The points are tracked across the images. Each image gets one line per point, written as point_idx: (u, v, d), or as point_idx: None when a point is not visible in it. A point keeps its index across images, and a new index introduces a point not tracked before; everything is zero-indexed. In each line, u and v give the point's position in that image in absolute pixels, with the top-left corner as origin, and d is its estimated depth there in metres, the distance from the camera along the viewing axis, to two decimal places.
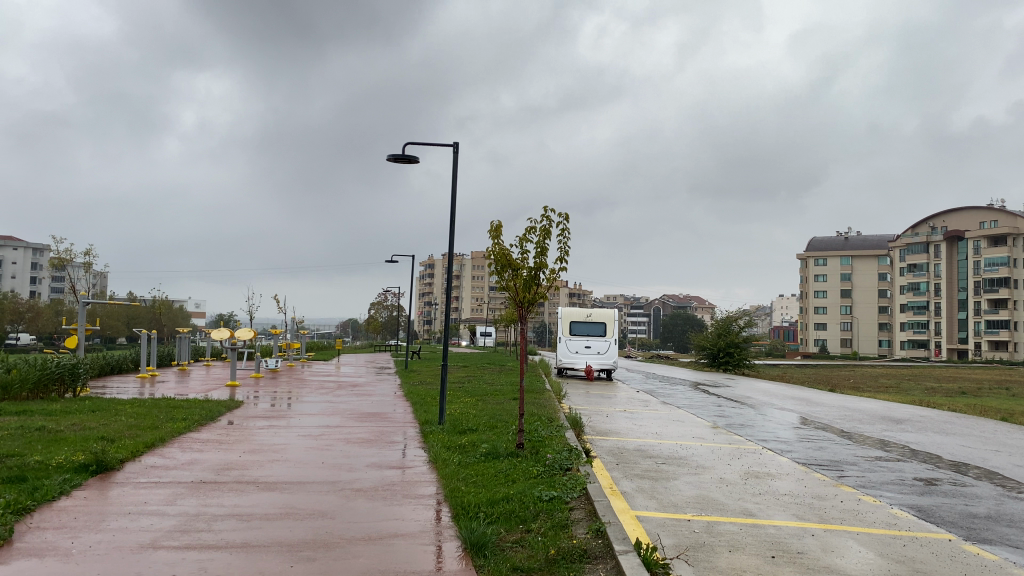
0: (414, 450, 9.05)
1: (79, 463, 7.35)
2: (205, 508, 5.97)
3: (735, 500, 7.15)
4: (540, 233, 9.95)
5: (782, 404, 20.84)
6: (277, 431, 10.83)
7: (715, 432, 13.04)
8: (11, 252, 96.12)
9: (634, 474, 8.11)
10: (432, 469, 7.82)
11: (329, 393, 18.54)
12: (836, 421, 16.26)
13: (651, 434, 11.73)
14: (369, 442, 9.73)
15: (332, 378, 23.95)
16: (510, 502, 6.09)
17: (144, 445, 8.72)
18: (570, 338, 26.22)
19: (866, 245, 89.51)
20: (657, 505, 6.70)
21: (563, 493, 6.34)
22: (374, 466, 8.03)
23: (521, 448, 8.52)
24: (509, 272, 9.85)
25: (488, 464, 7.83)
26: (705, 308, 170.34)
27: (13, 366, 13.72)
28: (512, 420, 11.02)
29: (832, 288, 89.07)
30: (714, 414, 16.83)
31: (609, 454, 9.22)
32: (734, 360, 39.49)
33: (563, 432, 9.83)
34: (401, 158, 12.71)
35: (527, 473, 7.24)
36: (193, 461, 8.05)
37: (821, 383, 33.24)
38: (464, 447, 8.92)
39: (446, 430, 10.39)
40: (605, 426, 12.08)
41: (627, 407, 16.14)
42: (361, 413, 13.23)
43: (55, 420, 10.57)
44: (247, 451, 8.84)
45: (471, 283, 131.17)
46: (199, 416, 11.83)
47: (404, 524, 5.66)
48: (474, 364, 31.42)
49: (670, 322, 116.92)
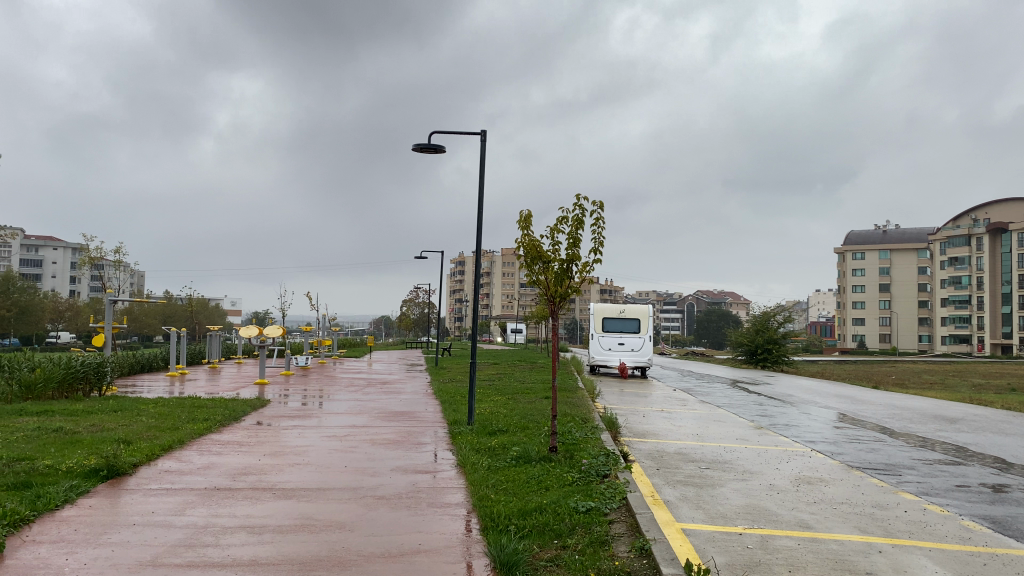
0: (442, 453, 8.59)
1: (90, 467, 6.99)
2: (215, 519, 5.56)
3: (789, 510, 6.57)
4: (572, 223, 9.35)
5: (825, 402, 20.07)
6: (302, 432, 10.45)
7: (758, 433, 12.39)
8: (51, 252, 97.69)
9: (675, 481, 7.56)
10: (460, 474, 7.36)
11: (358, 391, 18.22)
12: (885, 420, 15.43)
13: (692, 436, 11.14)
14: (395, 444, 9.27)
15: (361, 376, 23.61)
16: (543, 514, 5.59)
17: (161, 446, 8.37)
18: (603, 335, 25.57)
19: (905, 238, 87.11)
20: (704, 517, 6.15)
21: (602, 503, 5.82)
22: (399, 470, 7.57)
23: (554, 452, 8.00)
24: (540, 265, 9.32)
25: (519, 469, 7.33)
26: (740, 304, 168.03)
27: (37, 363, 13.52)
28: (545, 420, 10.51)
29: (871, 282, 87.14)
30: (756, 412, 16.16)
31: (648, 458, 8.68)
32: (773, 356, 38.55)
33: (598, 434, 9.30)
34: (428, 148, 12.27)
35: (561, 480, 6.72)
36: (210, 465, 7.67)
37: (863, 380, 32.18)
38: (494, 449, 8.43)
39: (475, 431, 9.90)
40: (642, 427, 11.49)
41: (663, 407, 15.51)
42: (389, 412, 12.84)
43: (74, 421, 10.29)
44: (268, 453, 8.44)
45: (501, 280, 130.79)
46: (222, 416, 11.50)
47: (428, 538, 5.19)
48: (505, 361, 30.99)
49: (704, 318, 115.46)
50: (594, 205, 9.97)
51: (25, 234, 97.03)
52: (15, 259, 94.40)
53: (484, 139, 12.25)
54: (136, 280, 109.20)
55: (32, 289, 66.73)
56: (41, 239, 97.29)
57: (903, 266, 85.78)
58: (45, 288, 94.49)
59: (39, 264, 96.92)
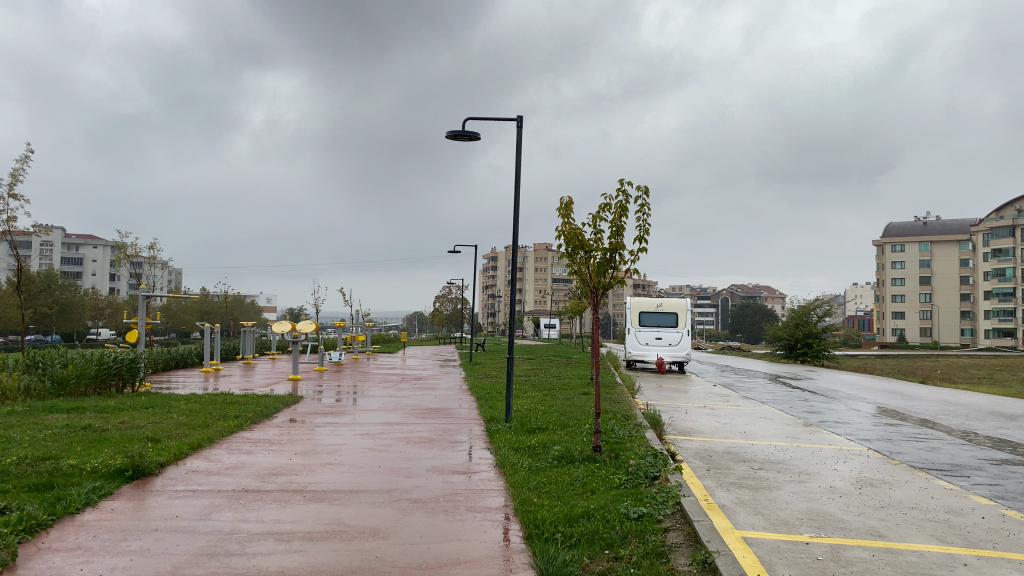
0: (479, 452, 8.19)
1: (115, 468, 6.72)
2: (241, 525, 5.22)
3: (857, 517, 6.07)
4: (616, 210, 8.88)
5: (873, 397, 19.33)
6: (336, 429, 10.13)
7: (808, 431, 11.83)
8: (91, 250, 99.29)
9: (728, 483, 7.10)
10: (499, 474, 6.96)
11: (392, 387, 17.91)
12: (940, 418, 14.72)
13: (739, 434, 10.64)
14: (430, 442, 8.88)
15: (395, 371, 23.38)
16: (591, 521, 5.17)
17: (190, 445, 8.09)
18: (640, 329, 25.04)
19: (947, 230, 84.87)
20: (764, 524, 5.68)
21: (654, 509, 5.38)
22: (435, 471, 7.19)
23: (599, 451, 7.55)
24: (581, 254, 8.88)
25: (562, 470, 6.92)
26: (776, 298, 165.65)
27: (70, 360, 13.40)
28: (585, 417, 10.08)
29: (911, 275, 85.17)
30: (803, 409, 15.56)
31: (697, 458, 8.22)
32: (812, 351, 37.67)
33: (642, 432, 8.85)
34: (462, 135, 11.90)
35: (608, 483, 6.30)
36: (240, 465, 7.36)
37: (908, 374, 31.27)
38: (534, 449, 8.01)
39: (512, 429, 9.51)
40: (687, 425, 11.00)
41: (706, 403, 14.97)
42: (424, 409, 12.50)
43: (103, 418, 10.08)
44: (298, 452, 8.12)
45: (534, 275, 130.17)
46: (254, 413, 11.23)
47: (468, 547, 4.79)
48: (540, 356, 30.72)
49: (740, 312, 113.87)
50: (638, 190, 9.47)
51: (67, 232, 98.85)
52: (57, 257, 96.23)
53: (521, 125, 11.88)
54: (175, 277, 110.91)
55: (73, 287, 67.88)
56: (82, 237, 98.94)
57: (945, 258, 83.65)
58: (86, 286, 96.15)
59: (80, 262, 98.59)
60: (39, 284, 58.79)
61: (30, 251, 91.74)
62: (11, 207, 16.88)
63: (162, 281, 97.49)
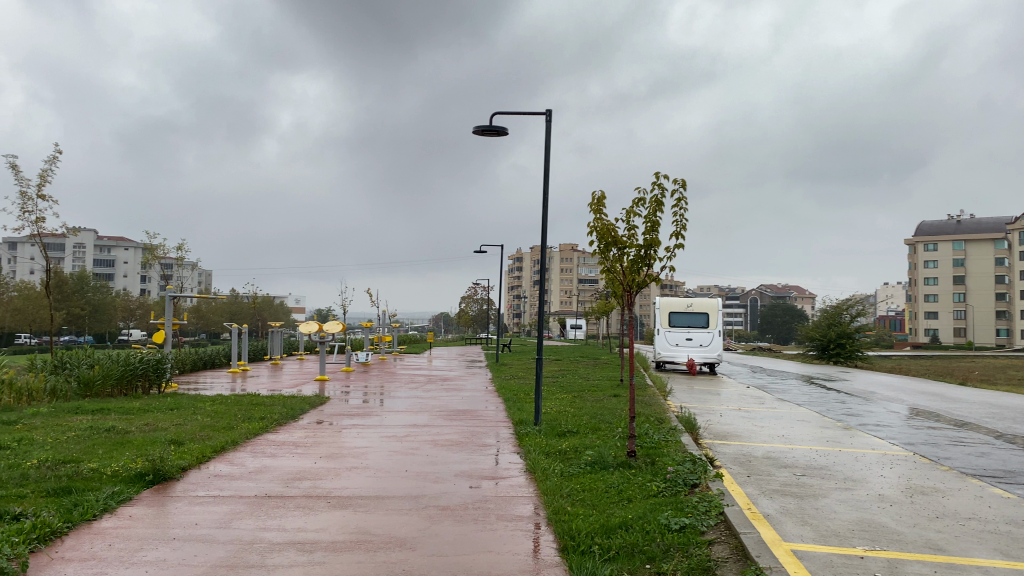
0: (508, 456, 7.92)
1: (135, 472, 6.54)
2: (262, 534, 4.99)
3: (912, 528, 5.70)
4: (651, 204, 8.54)
5: (912, 399, 18.74)
6: (362, 431, 9.91)
7: (848, 434, 11.39)
8: (123, 252, 100.55)
9: (770, 490, 6.78)
10: (531, 480, 6.69)
11: (419, 388, 17.69)
12: (983, 421, 14.19)
13: (777, 437, 10.26)
14: (458, 446, 8.62)
15: (422, 372, 23.18)
16: (630, 532, 4.88)
17: (213, 448, 7.90)
18: (669, 330, 24.64)
19: (981, 228, 83.06)
20: (813, 535, 5.34)
21: (697, 519, 5.07)
22: (464, 476, 6.92)
23: (634, 457, 7.24)
24: (614, 252, 8.54)
25: (596, 476, 6.63)
26: (805, 297, 163.55)
27: (96, 361, 13.34)
28: (617, 421, 9.76)
29: (944, 275, 83.48)
30: (840, 411, 15.10)
31: (737, 463, 7.89)
32: (846, 352, 36.89)
33: (677, 437, 8.53)
34: (489, 130, 11.65)
35: (645, 491, 6.02)
36: (263, 470, 7.15)
37: (945, 375, 30.51)
38: (565, 453, 7.74)
39: (542, 432, 9.22)
40: (722, 428, 10.63)
41: (740, 405, 14.54)
42: (451, 411, 12.26)
43: (127, 420, 9.96)
44: (323, 455, 7.89)
45: (559, 276, 129.75)
46: (280, 414, 11.06)
47: (499, 560, 4.52)
48: (568, 357, 30.30)
49: (769, 313, 112.49)
50: (675, 184, 9.14)
51: (98, 235, 100.21)
52: (89, 259, 97.55)
53: (549, 120, 11.64)
54: (205, 278, 112.16)
55: (105, 288, 68.71)
56: (114, 239, 100.27)
57: (979, 257, 81.89)
58: (118, 288, 97.46)
59: (111, 264, 99.85)
60: (72, 285, 59.57)
61: (62, 253, 93.11)
62: (38, 208, 16.87)
63: (192, 281, 98.57)
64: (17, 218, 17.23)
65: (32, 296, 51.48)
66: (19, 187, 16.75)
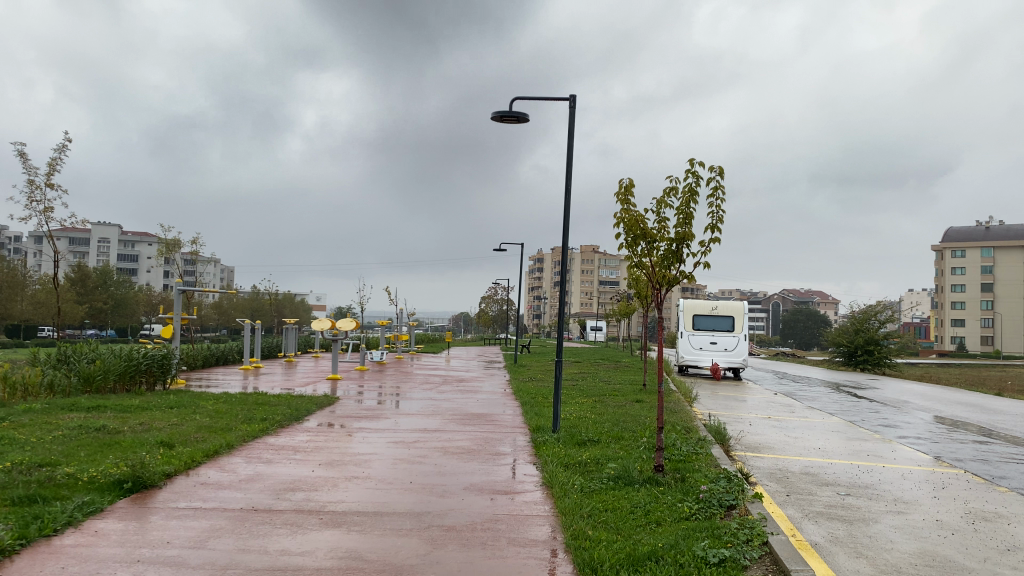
0: (524, 467, 7.27)
1: (113, 478, 6.00)
2: (241, 556, 4.39)
3: (983, 563, 4.97)
4: (684, 195, 7.84)
5: (949, 410, 17.85)
6: (370, 435, 9.31)
7: (890, 448, 10.55)
8: (147, 247, 100.89)
9: (813, 512, 6.10)
10: (548, 496, 6.06)
11: (435, 390, 17.10)
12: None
13: (814, 451, 9.50)
14: (469, 454, 7.96)
15: (438, 373, 22.61)
16: (661, 565, 4.23)
17: (204, 452, 7.32)
18: (693, 333, 23.92)
19: (1010, 235, 81.13)
20: (872, 571, 4.64)
21: (738, 551, 4.41)
22: (474, 490, 6.25)
23: (662, 472, 6.57)
24: (644, 245, 7.84)
25: (619, 493, 5.98)
26: (828, 303, 161.32)
27: (98, 356, 12.91)
28: (641, 430, 9.05)
29: (971, 282, 81.64)
30: (876, 422, 14.24)
31: (775, 481, 7.19)
32: (873, 359, 35.80)
33: (707, 449, 7.82)
34: (509, 116, 11.07)
35: (676, 514, 5.38)
36: (255, 478, 6.55)
37: (979, 385, 29.43)
38: (586, 466, 7.08)
39: (560, 440, 8.56)
40: (753, 439, 9.87)
41: (772, 414, 13.74)
42: (466, 414, 11.62)
43: (121, 418, 9.44)
44: (322, 463, 7.27)
45: (580, 278, 128.79)
46: (283, 415, 10.49)
47: None
48: (588, 360, 29.58)
49: (791, 317, 110.84)
50: (711, 172, 8.37)
51: (123, 230, 100.72)
52: (114, 254, 98.10)
53: (572, 106, 11.22)
54: (228, 275, 112.62)
55: (128, 283, 68.95)
56: (139, 234, 100.88)
57: (1007, 265, 80.08)
58: (143, 283, 97.86)
59: (135, 259, 100.29)
60: (95, 279, 59.86)
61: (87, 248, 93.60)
62: (47, 197, 16.46)
63: (214, 277, 99.14)
64: (25, 208, 16.84)
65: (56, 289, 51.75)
66: (28, 175, 16.38)
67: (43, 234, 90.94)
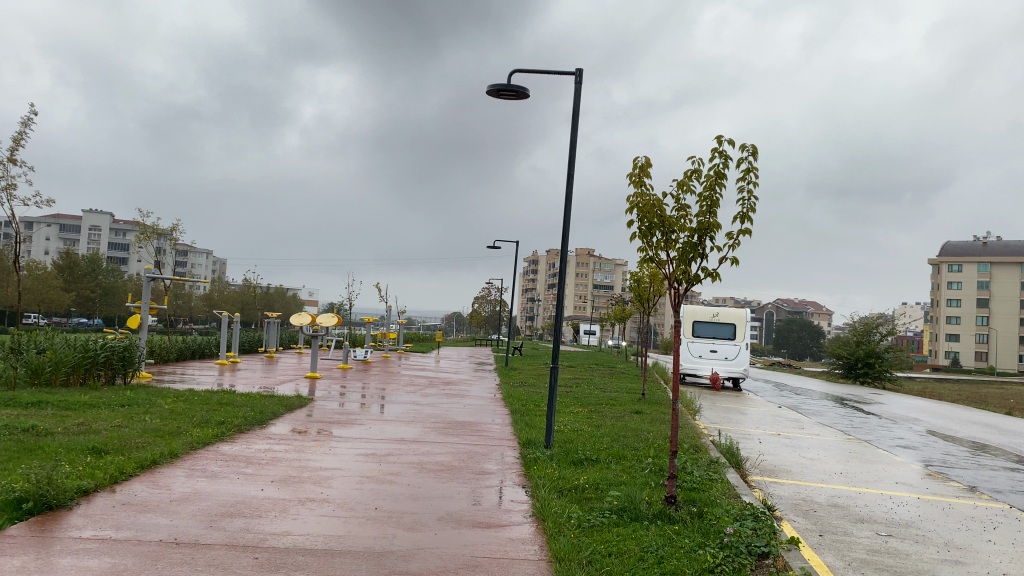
0: (511, 492, 6.23)
1: (10, 496, 4.93)
2: None
3: None
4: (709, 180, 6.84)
5: (962, 429, 16.80)
6: (339, 445, 8.26)
7: (917, 475, 9.50)
8: None
9: (856, 561, 5.08)
10: (539, 532, 5.03)
11: (419, 393, 16.06)
12: None
13: (836, 477, 8.46)
14: (448, 472, 6.91)
15: (425, 374, 21.53)
16: None
17: (139, 463, 6.28)
18: (693, 340, 22.86)
19: (1009, 250, 80.48)
20: None
21: None
22: (449, 522, 5.20)
23: (674, 505, 5.52)
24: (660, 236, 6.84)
25: (627, 532, 4.96)
26: (823, 314, 160.69)
27: (50, 346, 11.82)
28: (645, 449, 8.01)
29: (967, 296, 80.91)
30: (892, 442, 13.18)
31: (805, 517, 6.15)
32: (874, 372, 34.77)
33: (723, 476, 6.78)
34: (506, 90, 10.06)
35: (697, 564, 4.36)
36: (193, 497, 5.50)
37: (986, 403, 28.40)
38: (584, 492, 6.06)
39: (553, 458, 7.52)
40: (768, 462, 8.82)
41: (781, 431, 12.65)
42: (449, 422, 10.58)
43: (57, 417, 8.36)
44: (275, 480, 6.21)
45: (575, 280, 127.81)
46: (246, 419, 9.45)
47: None
48: (581, 365, 28.53)
49: (784, 327, 109.95)
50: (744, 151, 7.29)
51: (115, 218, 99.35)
52: (104, 243, 96.66)
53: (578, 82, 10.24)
54: (220, 267, 111.54)
55: (116, 272, 67.67)
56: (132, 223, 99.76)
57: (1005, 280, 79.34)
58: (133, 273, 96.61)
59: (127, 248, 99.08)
60: (82, 267, 58.71)
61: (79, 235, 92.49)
62: (10, 173, 15.37)
63: (205, 269, 98.05)
64: None
65: (40, 276, 50.33)
66: None
67: (34, 221, 89.61)
